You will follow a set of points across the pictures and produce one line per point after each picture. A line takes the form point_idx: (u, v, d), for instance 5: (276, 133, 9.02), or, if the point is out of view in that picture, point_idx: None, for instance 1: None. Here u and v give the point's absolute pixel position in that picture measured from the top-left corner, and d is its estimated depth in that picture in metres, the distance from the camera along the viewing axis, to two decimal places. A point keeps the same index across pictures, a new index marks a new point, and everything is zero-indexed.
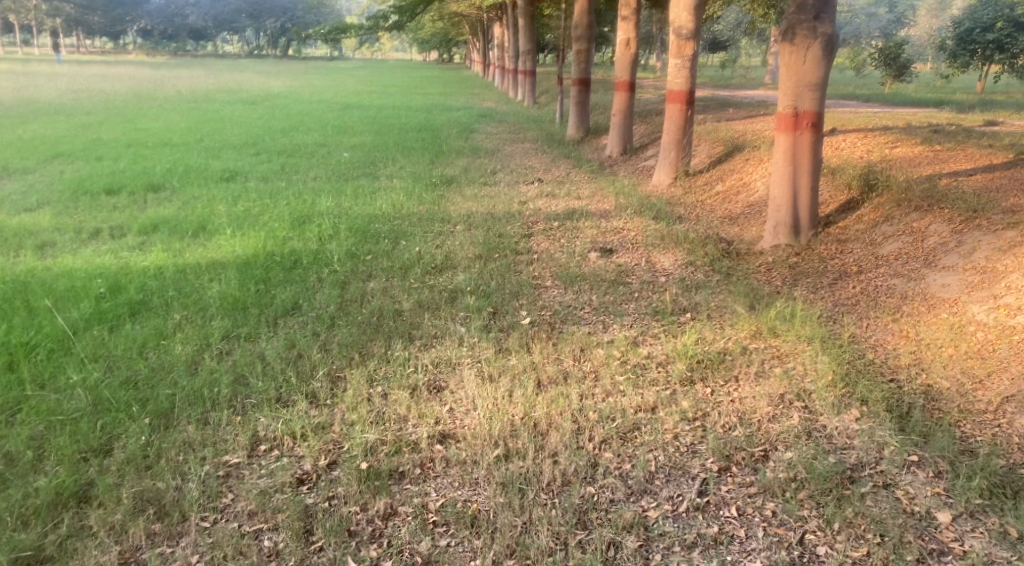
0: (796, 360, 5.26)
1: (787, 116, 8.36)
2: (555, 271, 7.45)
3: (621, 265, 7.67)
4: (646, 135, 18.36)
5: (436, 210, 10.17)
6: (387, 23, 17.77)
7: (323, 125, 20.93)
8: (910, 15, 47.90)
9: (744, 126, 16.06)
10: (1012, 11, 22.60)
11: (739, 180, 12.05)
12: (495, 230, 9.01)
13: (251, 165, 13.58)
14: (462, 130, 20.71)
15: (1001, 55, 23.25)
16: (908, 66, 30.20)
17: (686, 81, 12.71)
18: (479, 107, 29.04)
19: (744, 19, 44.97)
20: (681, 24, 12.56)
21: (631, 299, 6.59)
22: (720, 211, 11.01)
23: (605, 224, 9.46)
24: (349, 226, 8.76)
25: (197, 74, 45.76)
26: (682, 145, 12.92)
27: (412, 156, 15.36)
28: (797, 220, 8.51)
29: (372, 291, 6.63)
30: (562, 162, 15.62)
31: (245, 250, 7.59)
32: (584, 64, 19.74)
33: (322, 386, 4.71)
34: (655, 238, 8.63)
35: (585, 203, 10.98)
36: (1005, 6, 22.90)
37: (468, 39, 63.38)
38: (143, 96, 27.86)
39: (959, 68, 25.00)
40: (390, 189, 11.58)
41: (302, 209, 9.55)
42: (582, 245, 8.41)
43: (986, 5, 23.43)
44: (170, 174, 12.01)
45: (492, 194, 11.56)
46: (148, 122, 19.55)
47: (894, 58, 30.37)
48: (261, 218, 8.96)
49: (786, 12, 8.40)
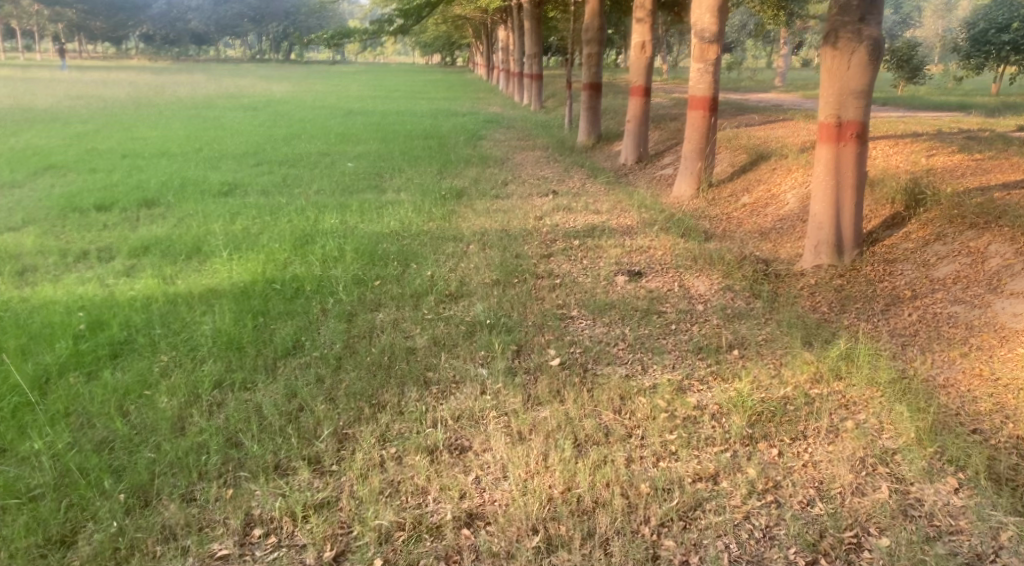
0: (866, 411, 4.61)
1: (830, 127, 7.72)
2: (581, 298, 6.83)
3: (652, 291, 7.05)
4: (661, 141, 17.74)
5: (447, 227, 9.54)
6: (392, 28, 17.11)
7: (326, 132, 20.37)
8: (916, 17, 47.21)
9: (765, 133, 15.40)
10: None
11: (766, 192, 11.42)
12: (510, 251, 8.39)
13: (251, 177, 13.01)
14: (469, 137, 20.11)
15: (1017, 56, 22.52)
16: (920, 69, 29.47)
17: (708, 87, 12.09)
18: (486, 112, 28.50)
19: (750, 21, 44.36)
20: (703, 27, 11.91)
21: (669, 332, 5.96)
22: (748, 225, 10.38)
23: (628, 242, 8.84)
24: (356, 247, 8.14)
25: (198, 80, 45.31)
26: (704, 154, 12.29)
27: (419, 166, 14.75)
28: (840, 237, 7.87)
29: (382, 326, 6.00)
30: (575, 172, 15.01)
31: (242, 276, 6.97)
32: (596, 68, 19.12)
33: (327, 448, 4.08)
34: (685, 258, 8.01)
35: (605, 217, 10.36)
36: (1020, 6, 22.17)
37: (471, 42, 62.79)
38: (143, 103, 27.53)
39: (974, 70, 24.33)
40: (398, 203, 11.00)
41: (305, 227, 8.94)
42: (607, 267, 7.79)
43: (1000, 6, 22.71)
44: (165, 188, 11.45)
45: (505, 208, 10.94)
46: (146, 130, 19.02)
47: (906, 60, 29.67)
48: (261, 238, 8.36)
49: (828, 15, 7.76)
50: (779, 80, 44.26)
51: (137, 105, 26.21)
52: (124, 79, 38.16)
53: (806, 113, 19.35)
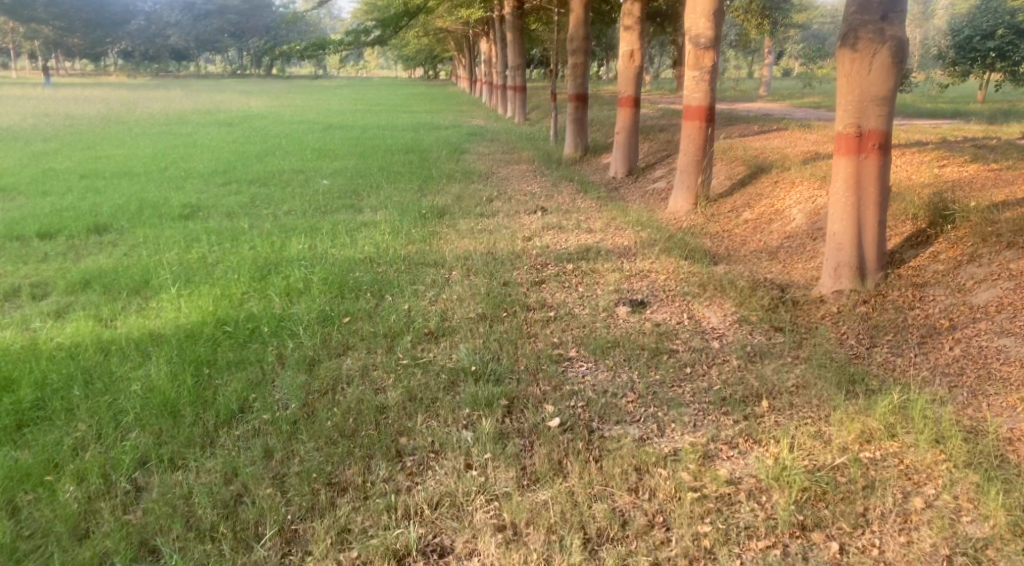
0: (934, 482, 3.76)
1: (849, 137, 6.95)
2: (579, 335, 5.99)
3: (660, 323, 6.23)
4: (651, 154, 17.02)
5: (427, 251, 8.68)
6: (369, 38, 16.08)
7: (301, 147, 19.50)
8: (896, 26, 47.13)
9: (761, 144, 14.70)
10: (1012, 18, 21.48)
11: (770, 207, 10.67)
12: (497, 279, 7.54)
13: (217, 197, 12.11)
14: (452, 151, 19.30)
15: (1003, 63, 22.08)
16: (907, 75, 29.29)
17: (705, 96, 11.31)
18: (469, 125, 27.74)
19: (733, 31, 44.02)
20: (699, 32, 11.18)
21: (684, 377, 5.13)
22: (753, 244, 9.61)
23: (627, 265, 8.03)
24: (326, 277, 7.28)
25: (173, 96, 44.31)
26: (701, 167, 11.53)
27: (400, 183, 13.90)
28: (862, 259, 7.08)
29: (349, 377, 5.13)
30: (564, 186, 14.23)
31: (189, 316, 6.08)
32: (582, 78, 18.41)
33: (270, 556, 3.28)
34: (693, 284, 7.21)
35: (600, 237, 9.55)
36: (1004, 13, 21.73)
37: (453, 54, 62.19)
38: (113, 120, 26.59)
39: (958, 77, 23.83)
40: (374, 224, 10.15)
41: (270, 255, 8.04)
42: (606, 296, 6.97)
43: (984, 13, 22.30)
44: (119, 211, 10.53)
45: (491, 228, 10.11)
46: (111, 149, 18.06)
47: None
48: (219, 270, 7.48)
49: (844, 13, 7.01)
50: (763, 90, 43.85)
51: (107, 122, 25.22)
52: (95, 97, 37.13)
53: (799, 122, 18.69)
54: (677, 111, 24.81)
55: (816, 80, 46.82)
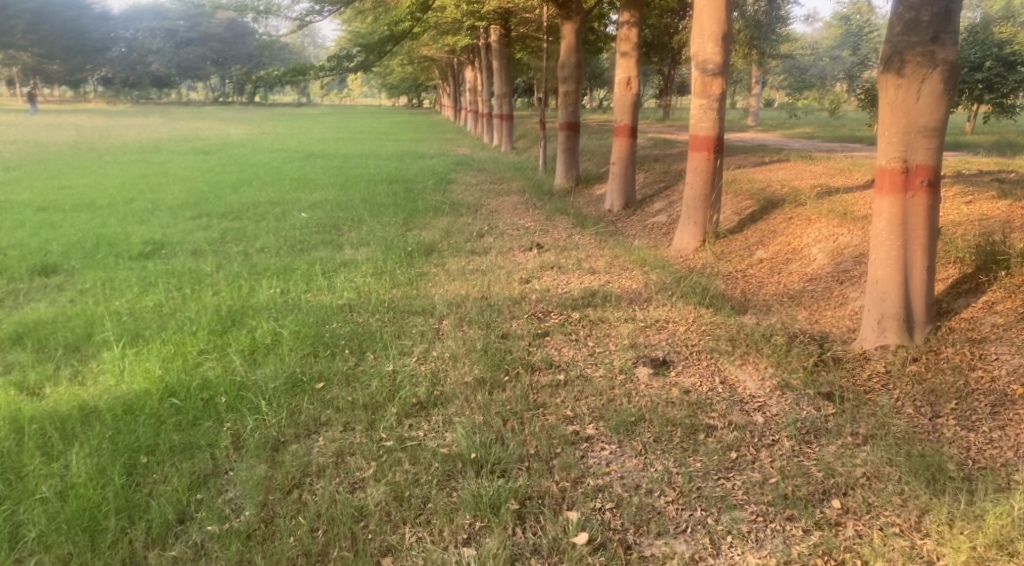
0: None
1: (894, 173, 6.15)
2: (596, 406, 5.05)
3: (689, 390, 5.33)
4: (648, 185, 16.29)
5: (414, 296, 7.77)
6: (352, 64, 15.08)
7: (280, 177, 18.59)
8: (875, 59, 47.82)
9: (765, 177, 13.99)
10: (999, 49, 21.06)
11: (786, 245, 9.89)
12: (493, 330, 6.64)
13: (183, 232, 11.15)
14: (439, 181, 18.46)
15: (990, 96, 21.53)
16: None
17: (713, 126, 10.54)
18: (455, 154, 26.93)
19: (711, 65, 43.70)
20: (706, 58, 10.44)
21: (728, 466, 4.25)
22: (771, 287, 8.79)
23: (640, 313, 7.15)
24: (299, 330, 6.35)
25: (151, 124, 43.45)
26: (710, 202, 10.73)
27: (383, 216, 13.02)
28: (909, 310, 6.24)
29: (321, 466, 4.21)
30: (559, 220, 13.41)
31: (131, 384, 5.13)
32: (574, 106, 17.70)
33: None
34: (718, 339, 6.34)
35: (604, 278, 8.67)
36: (991, 44, 21.22)
37: (438, 84, 61.78)
38: (83, 148, 25.49)
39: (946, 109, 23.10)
40: (356, 263, 9.23)
41: (235, 303, 7.10)
42: (622, 353, 6.07)
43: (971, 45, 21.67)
44: (71, 250, 9.52)
45: (484, 268, 9.22)
46: (75, 178, 17.01)
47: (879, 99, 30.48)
48: (175, 323, 6.53)
49: (887, 35, 6.25)
50: (750, 120, 43.58)
51: (76, 149, 24.12)
52: (69, 124, 36.25)
53: (799, 153, 18.01)
54: (669, 140, 24.19)
55: (800, 110, 46.68)
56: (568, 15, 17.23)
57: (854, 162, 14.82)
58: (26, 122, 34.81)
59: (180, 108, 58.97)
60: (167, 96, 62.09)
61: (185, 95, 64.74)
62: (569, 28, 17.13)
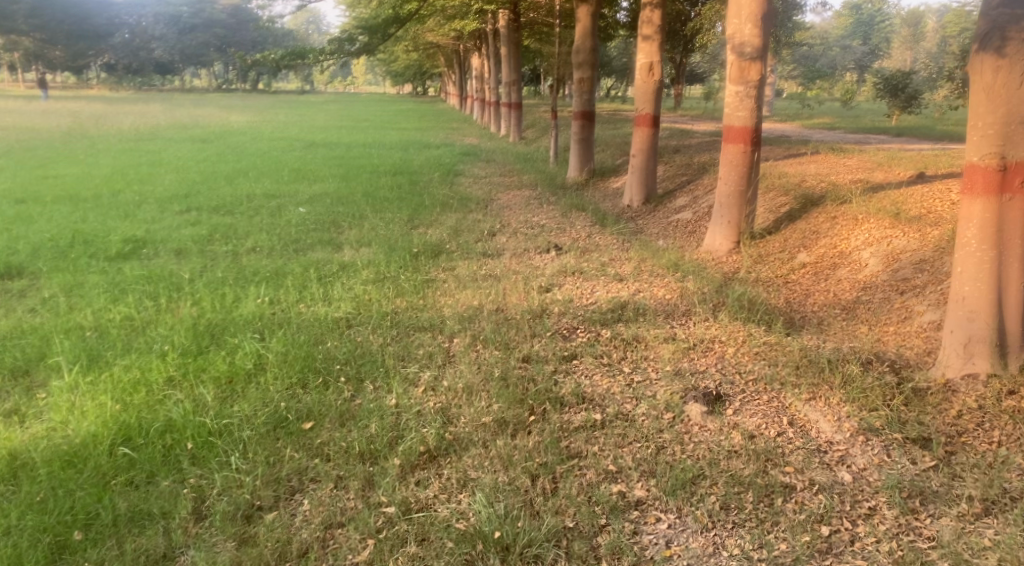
0: None
1: (988, 171, 5.19)
2: (644, 457, 4.15)
3: (753, 436, 4.43)
4: (669, 179, 15.33)
5: (421, 309, 6.87)
6: (354, 48, 14.11)
7: (279, 168, 17.69)
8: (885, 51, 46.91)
9: (796, 171, 13.02)
10: None
11: (831, 248, 8.97)
12: (513, 353, 5.75)
13: (169, 229, 10.26)
14: (446, 173, 17.51)
15: None
16: (915, 98, 29.31)
17: (749, 115, 9.58)
18: (462, 144, 25.93)
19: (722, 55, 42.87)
20: (744, 40, 9.49)
21: (821, 549, 3.40)
22: (820, 299, 7.87)
23: (680, 332, 6.23)
24: (289, 353, 5.48)
25: (152, 111, 42.57)
26: (745, 200, 9.78)
27: (387, 211, 12.11)
28: (1003, 334, 5.27)
29: (304, 548, 3.38)
30: (575, 216, 12.49)
31: (79, 423, 4.25)
32: (588, 95, 16.72)
33: None
34: (776, 366, 5.43)
35: (633, 286, 7.76)
36: None
37: (443, 73, 60.98)
38: (76, 135, 24.55)
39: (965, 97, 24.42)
40: (356, 266, 8.34)
41: (215, 318, 6.20)
42: (665, 385, 5.16)
43: None
44: (40, 250, 8.60)
45: (498, 273, 8.31)
46: (62, 168, 16.08)
47: (900, 89, 29.55)
48: (146, 341, 5.65)
49: (982, 10, 5.31)
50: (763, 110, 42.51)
51: (69, 137, 23.18)
52: (67, 111, 35.36)
53: (826, 145, 17.01)
54: (684, 131, 23.21)
55: (813, 101, 45.59)
56: None
57: (891, 156, 13.84)
58: (22, 109, 33.96)
59: (181, 95, 58.01)
60: (170, 83, 61.38)
61: (186, 83, 63.96)
62: (583, 12, 16.16)
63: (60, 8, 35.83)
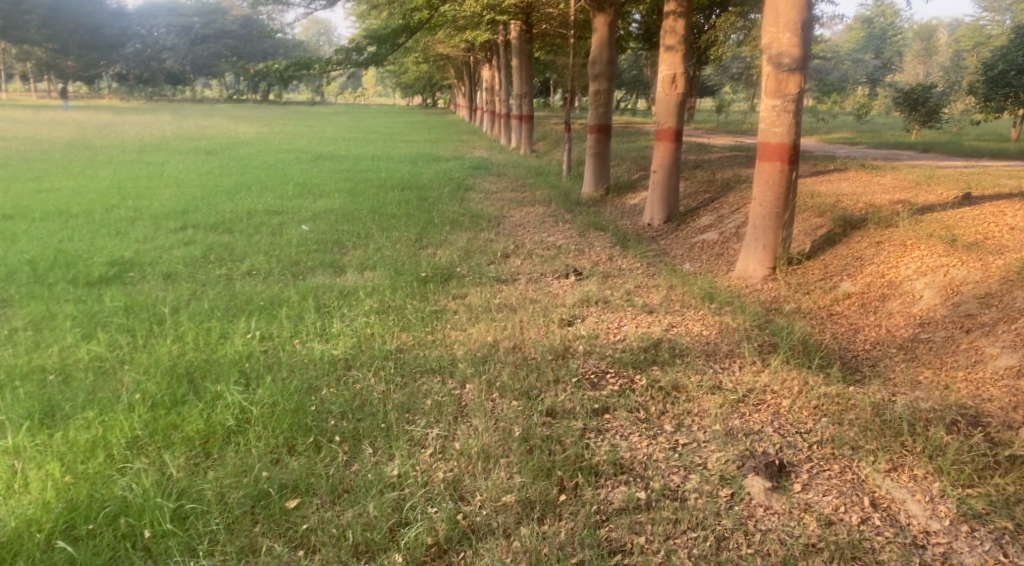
0: None
1: None
2: (703, 553, 3.48)
3: (831, 524, 3.68)
4: (691, 196, 14.56)
5: (429, 346, 6.12)
6: (362, 58, 13.45)
7: (282, 181, 17.06)
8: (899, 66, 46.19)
9: (829, 189, 12.24)
10: None
11: (878, 277, 8.16)
12: (536, 404, 4.97)
13: (160, 248, 9.59)
14: (456, 188, 16.83)
15: None
16: (936, 112, 28.39)
17: (787, 131, 8.82)
18: (473, 157, 25.28)
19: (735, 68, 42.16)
20: (781, 50, 8.75)
21: None
22: (871, 335, 7.09)
23: (725, 379, 5.46)
24: (277, 405, 4.73)
25: (161, 121, 42.21)
26: (782, 222, 9.01)
27: (394, 230, 11.40)
28: None
29: None
30: (593, 236, 11.76)
31: (16, 502, 3.61)
32: (605, 108, 16.00)
33: None
34: (843, 425, 4.66)
35: (665, 319, 6.98)
36: None
37: (451, 84, 60.48)
38: (79, 145, 24.02)
39: (989, 112, 23.49)
40: (359, 293, 7.61)
41: (197, 360, 5.48)
42: (717, 450, 4.39)
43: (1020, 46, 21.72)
44: (17, 273, 7.92)
45: (514, 302, 7.56)
46: (58, 180, 15.50)
47: (921, 103, 28.67)
48: (114, 389, 4.95)
49: None
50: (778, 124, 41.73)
51: (71, 148, 22.65)
52: (73, 121, 35.01)
53: (855, 161, 16.18)
54: (702, 146, 22.47)
55: (827, 114, 44.80)
56: (601, 7, 15.59)
57: (929, 174, 13.00)
58: (28, 119, 33.57)
59: (190, 106, 57.84)
60: (180, 93, 61.36)
61: (196, 93, 63.97)
62: (600, 22, 15.46)
63: None
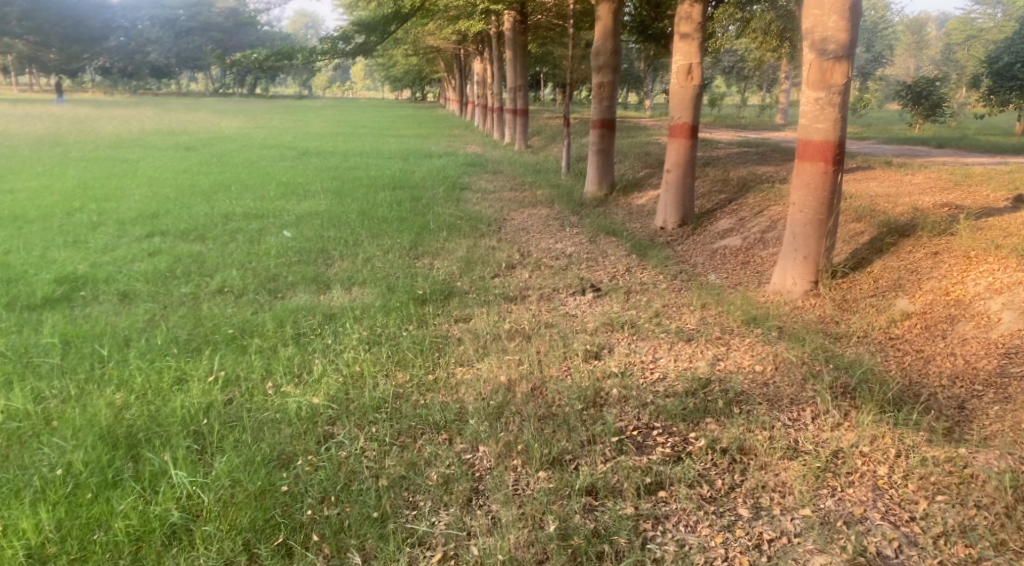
0: None
1: None
2: None
3: None
4: (705, 196, 13.50)
5: (429, 391, 5.01)
6: (348, 48, 12.27)
7: (263, 180, 15.92)
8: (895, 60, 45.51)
9: (859, 190, 11.19)
10: None
11: (941, 294, 7.09)
12: (570, 480, 3.88)
13: (119, 261, 8.44)
14: (452, 188, 15.71)
15: None
16: (939, 105, 27.43)
17: (832, 127, 7.75)
18: (467, 153, 24.14)
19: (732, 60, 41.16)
20: (827, 35, 7.68)
21: None
22: (945, 365, 6.05)
23: (802, 437, 4.38)
24: (237, 488, 3.65)
25: (145, 116, 40.88)
26: (825, 230, 7.95)
27: (385, 236, 10.27)
28: None
29: None
30: (605, 242, 10.67)
31: None
32: (610, 101, 14.88)
33: None
34: (968, 510, 3.65)
35: (709, 351, 5.90)
36: None
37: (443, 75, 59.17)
38: (54, 141, 22.76)
39: (996, 105, 22.53)
40: (345, 317, 6.50)
41: (142, 415, 4.39)
42: (817, 554, 3.39)
43: None
44: None
45: (526, 327, 6.46)
46: (18, 180, 14.30)
47: (924, 96, 27.75)
48: (28, 463, 3.88)
49: None
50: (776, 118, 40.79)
51: (45, 144, 21.39)
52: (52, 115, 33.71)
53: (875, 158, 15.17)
54: (706, 140, 21.40)
55: None
56: None
57: (964, 174, 11.97)
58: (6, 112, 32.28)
59: (177, 99, 56.50)
60: (167, 86, 60.10)
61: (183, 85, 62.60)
62: (605, 9, 14.33)
63: (49, 6, 34.72)
